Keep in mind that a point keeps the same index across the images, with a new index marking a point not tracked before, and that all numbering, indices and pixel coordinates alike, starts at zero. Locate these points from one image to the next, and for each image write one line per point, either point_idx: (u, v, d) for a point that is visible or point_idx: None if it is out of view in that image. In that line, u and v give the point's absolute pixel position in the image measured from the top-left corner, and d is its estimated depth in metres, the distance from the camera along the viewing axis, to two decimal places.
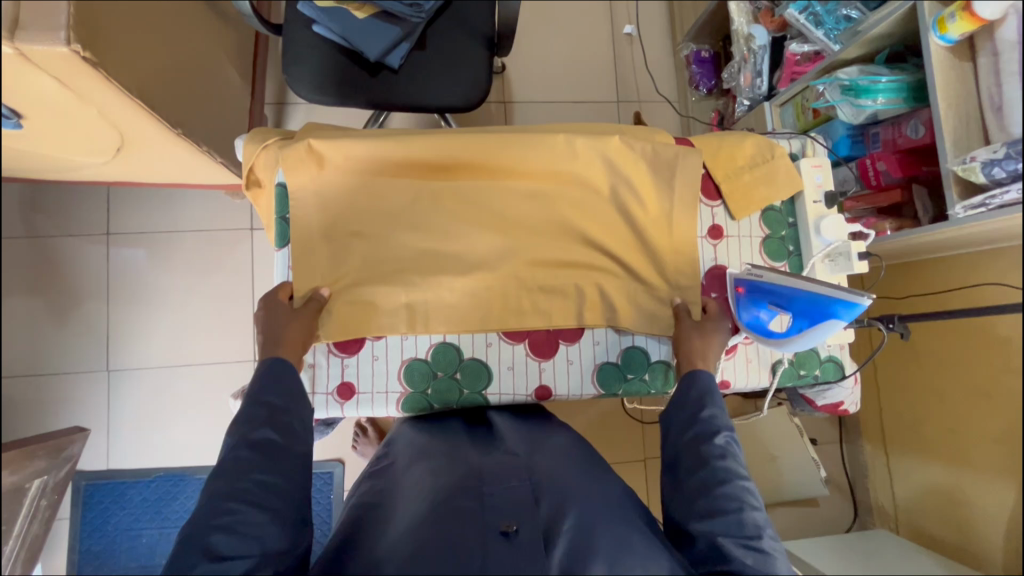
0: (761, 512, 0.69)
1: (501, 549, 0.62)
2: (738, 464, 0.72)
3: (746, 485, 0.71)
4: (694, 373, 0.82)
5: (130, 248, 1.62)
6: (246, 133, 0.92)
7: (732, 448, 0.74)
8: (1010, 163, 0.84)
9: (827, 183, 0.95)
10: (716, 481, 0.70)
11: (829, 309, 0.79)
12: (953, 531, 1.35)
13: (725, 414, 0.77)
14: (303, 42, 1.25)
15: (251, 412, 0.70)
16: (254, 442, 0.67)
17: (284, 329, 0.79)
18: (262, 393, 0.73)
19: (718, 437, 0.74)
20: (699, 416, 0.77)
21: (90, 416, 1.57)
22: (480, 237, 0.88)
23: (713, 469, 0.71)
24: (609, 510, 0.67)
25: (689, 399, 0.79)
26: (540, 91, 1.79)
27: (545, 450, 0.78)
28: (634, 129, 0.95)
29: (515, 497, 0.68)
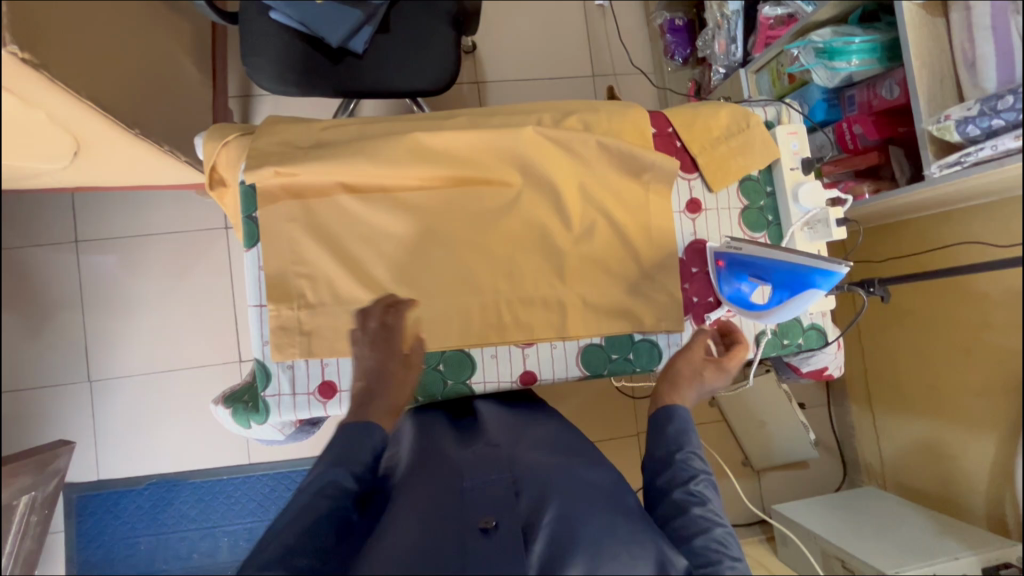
0: (741, 565, 0.64)
1: (481, 545, 0.61)
2: (711, 511, 0.69)
3: (723, 534, 0.67)
4: (673, 407, 0.79)
5: (101, 255, 1.58)
6: (204, 131, 0.88)
7: (708, 492, 0.71)
8: (984, 121, 0.83)
9: (804, 150, 0.94)
10: (693, 530, 0.67)
11: (805, 279, 0.78)
12: (936, 484, 1.38)
13: (701, 453, 0.75)
14: (261, 30, 1.20)
15: (333, 480, 0.66)
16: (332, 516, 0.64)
17: (385, 396, 0.76)
18: (357, 461, 0.69)
19: (691, 480, 0.71)
20: (673, 458, 0.74)
21: (75, 427, 1.55)
22: (455, 225, 0.86)
23: (687, 517, 0.68)
24: (589, 496, 0.66)
25: (665, 436, 0.77)
26: (513, 69, 1.75)
27: (525, 439, 0.77)
28: (607, 105, 0.92)
29: (492, 493, 0.67)
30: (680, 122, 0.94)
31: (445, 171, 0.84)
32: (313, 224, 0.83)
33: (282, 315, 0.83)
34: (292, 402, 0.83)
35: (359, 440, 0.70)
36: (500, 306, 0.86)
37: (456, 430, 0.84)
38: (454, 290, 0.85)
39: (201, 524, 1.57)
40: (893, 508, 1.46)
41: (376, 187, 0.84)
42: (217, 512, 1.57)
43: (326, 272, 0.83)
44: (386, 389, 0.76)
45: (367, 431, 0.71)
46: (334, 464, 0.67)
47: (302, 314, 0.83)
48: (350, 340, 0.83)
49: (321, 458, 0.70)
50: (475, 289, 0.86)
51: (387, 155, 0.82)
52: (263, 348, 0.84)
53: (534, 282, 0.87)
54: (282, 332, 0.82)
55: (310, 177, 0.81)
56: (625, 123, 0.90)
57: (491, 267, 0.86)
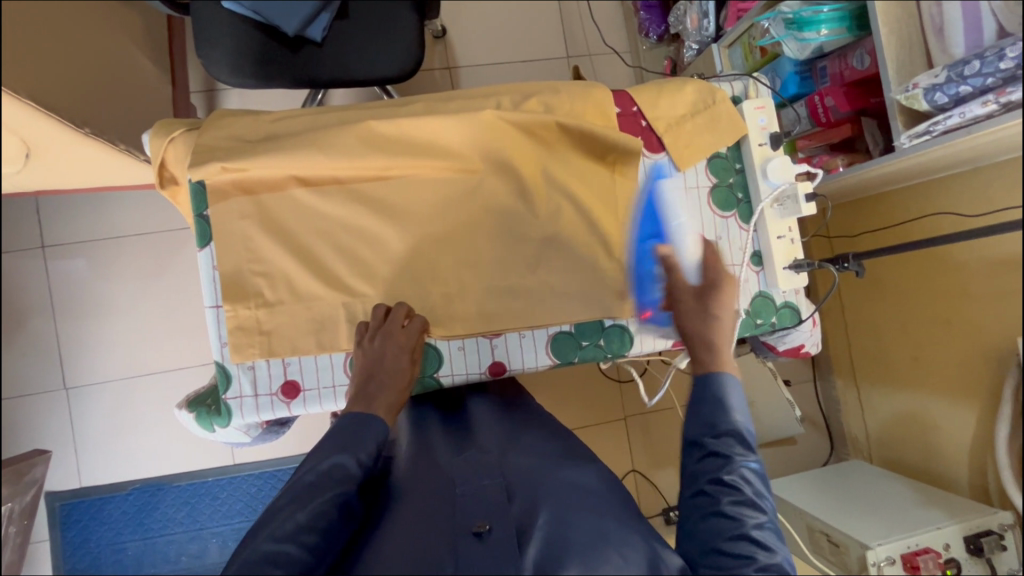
0: (778, 566, 0.58)
1: (472, 549, 0.58)
2: (747, 502, 0.60)
3: (761, 528, 0.59)
4: (707, 378, 0.69)
5: (69, 260, 1.54)
6: (150, 128, 0.84)
7: (745, 480, 0.61)
8: (952, 87, 0.81)
9: (772, 124, 0.92)
10: (723, 527, 0.59)
11: (655, 223, 0.90)
12: (919, 454, 1.38)
13: (740, 431, 0.65)
14: (215, 20, 1.15)
15: (337, 464, 0.64)
16: (327, 505, 0.61)
17: (383, 392, 0.73)
18: (361, 448, 0.66)
19: (726, 468, 0.62)
20: (706, 439, 0.65)
21: (54, 436, 1.52)
22: (414, 215, 0.83)
23: (719, 512, 0.60)
24: (584, 500, 0.64)
25: (699, 413, 0.67)
26: (485, 53, 1.71)
27: (517, 445, 0.74)
28: (569, 85, 0.89)
29: (486, 496, 0.64)
30: (644, 100, 0.91)
31: (402, 161, 0.81)
32: (268, 220, 0.81)
33: (239, 315, 0.80)
34: (254, 403, 0.81)
35: (361, 426, 0.68)
36: (465, 296, 0.84)
37: (448, 432, 0.82)
38: (417, 282, 0.84)
39: (188, 526, 1.55)
40: (878, 478, 1.47)
41: (332, 179, 0.81)
42: (203, 514, 1.56)
43: (283, 268, 0.81)
44: (384, 386, 0.73)
45: (369, 421, 0.69)
46: (337, 449, 0.65)
47: (261, 313, 0.81)
48: (311, 338, 0.82)
49: (320, 444, 0.67)
50: (439, 280, 0.84)
51: (340, 146, 0.79)
52: (222, 349, 0.82)
53: (499, 271, 0.85)
54: (241, 333, 0.80)
55: (260, 171, 0.78)
56: (587, 103, 0.87)
57: (453, 258, 0.84)
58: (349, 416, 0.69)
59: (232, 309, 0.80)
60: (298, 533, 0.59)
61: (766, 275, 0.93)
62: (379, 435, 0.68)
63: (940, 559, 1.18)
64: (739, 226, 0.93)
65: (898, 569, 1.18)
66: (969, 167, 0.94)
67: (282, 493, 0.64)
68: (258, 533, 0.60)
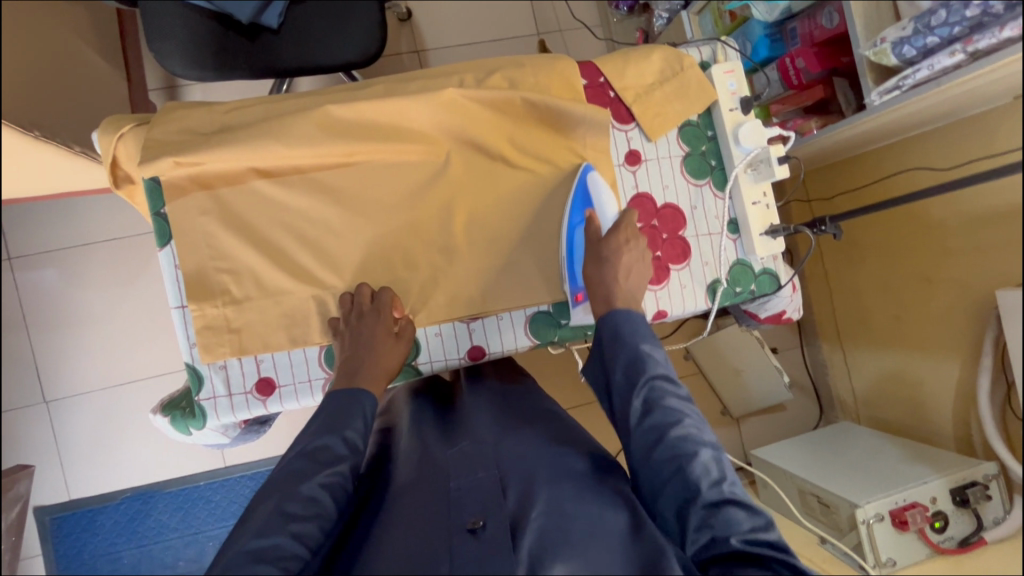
0: (707, 459, 0.60)
1: (467, 548, 0.58)
2: (664, 413, 0.63)
3: (682, 430, 0.62)
4: (605, 320, 0.73)
5: (39, 271, 1.50)
6: (98, 126, 0.81)
7: (657, 393, 0.65)
8: (919, 39, 0.80)
9: (741, 89, 0.90)
10: (646, 442, 0.62)
11: (581, 202, 0.83)
12: (905, 413, 1.40)
13: (640, 352, 0.68)
14: (163, 11, 1.11)
15: (325, 444, 0.62)
16: (321, 486, 0.58)
17: (365, 362, 0.72)
18: (349, 426, 0.64)
19: (635, 389, 0.66)
20: (614, 371, 0.68)
21: (37, 449, 1.50)
22: (381, 202, 0.81)
23: (638, 429, 0.64)
24: (580, 488, 0.63)
25: (606, 350, 0.71)
26: (453, 34, 1.67)
27: (512, 433, 0.72)
28: (533, 59, 0.86)
29: (480, 489, 0.64)
30: (611, 70, 0.89)
31: (364, 145, 0.79)
32: (229, 216, 0.78)
33: (207, 315, 0.78)
34: (229, 403, 0.80)
35: (350, 406, 0.66)
36: (438, 282, 0.83)
37: (442, 424, 0.80)
38: (388, 270, 0.82)
39: (184, 531, 1.54)
40: (866, 439, 1.49)
41: (292, 169, 0.79)
42: (198, 518, 1.54)
43: (248, 264, 0.79)
44: (368, 356, 0.73)
45: (359, 396, 0.67)
46: (324, 430, 0.63)
47: (230, 311, 0.79)
48: (283, 333, 0.80)
49: (309, 427, 0.65)
50: (411, 267, 0.82)
51: (296, 133, 0.76)
52: (191, 350, 0.80)
53: (472, 254, 0.84)
54: (209, 332, 0.78)
55: (216, 164, 0.76)
56: (552, 76, 0.85)
57: (424, 243, 0.82)
58: (339, 396, 0.67)
59: (200, 309, 0.78)
60: (289, 524, 0.55)
61: (744, 241, 0.91)
62: (369, 410, 0.67)
63: (928, 512, 1.19)
64: (714, 194, 0.92)
65: (886, 524, 1.21)
66: (946, 121, 0.94)
67: (268, 482, 0.60)
68: (241, 531, 0.56)
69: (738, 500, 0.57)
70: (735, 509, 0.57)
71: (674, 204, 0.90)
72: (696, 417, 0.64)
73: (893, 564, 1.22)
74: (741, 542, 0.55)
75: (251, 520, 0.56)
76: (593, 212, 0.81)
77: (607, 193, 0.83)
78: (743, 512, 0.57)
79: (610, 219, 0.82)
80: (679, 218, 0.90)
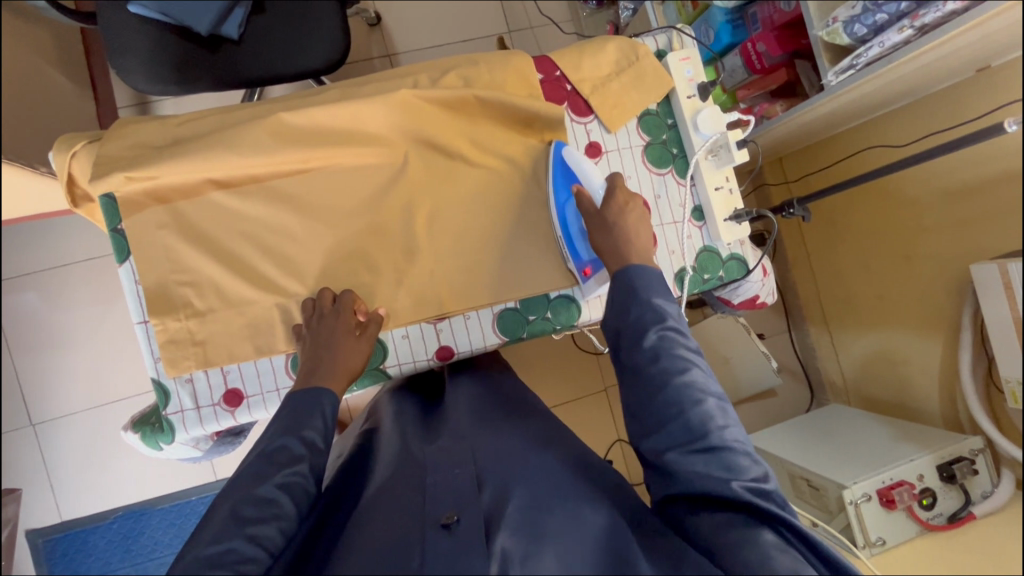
0: (712, 407, 0.59)
1: (441, 542, 0.56)
2: (674, 362, 0.61)
3: (691, 379, 0.60)
4: (622, 271, 0.69)
5: (19, 294, 1.50)
6: (52, 145, 0.80)
7: (667, 341, 0.62)
8: (869, 17, 0.80)
9: (698, 75, 0.90)
10: (652, 389, 0.60)
11: (565, 181, 0.82)
12: (893, 390, 1.41)
13: (655, 303, 0.65)
14: (123, 27, 1.10)
15: (282, 446, 0.62)
16: (279, 485, 0.58)
17: (327, 362, 0.72)
18: (307, 426, 0.64)
19: (646, 336, 0.63)
20: (625, 318, 0.65)
21: (27, 473, 1.49)
22: (340, 207, 0.81)
23: (646, 378, 0.61)
24: (556, 489, 0.62)
25: (616, 301, 0.67)
26: (423, 35, 1.66)
27: (491, 431, 0.72)
28: (487, 56, 0.86)
29: (455, 484, 0.63)
30: (567, 63, 0.89)
31: (320, 151, 0.79)
32: (187, 229, 0.78)
33: (169, 328, 0.78)
34: (197, 416, 0.80)
35: (309, 407, 0.66)
36: (401, 283, 0.82)
37: (425, 420, 0.80)
38: (351, 273, 0.82)
39: (178, 547, 1.54)
40: (856, 418, 1.49)
41: (249, 178, 0.79)
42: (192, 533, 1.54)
43: (210, 276, 0.79)
44: (330, 357, 0.73)
45: (317, 398, 0.67)
46: (282, 433, 0.63)
47: (193, 324, 0.79)
48: (248, 343, 0.80)
49: (267, 429, 0.65)
50: (372, 269, 0.82)
51: (249, 143, 0.76)
52: (157, 365, 0.80)
53: (435, 254, 0.83)
54: (174, 346, 0.78)
55: (171, 178, 0.76)
56: (507, 71, 0.85)
57: (386, 246, 0.82)
58: (297, 397, 0.67)
59: (161, 323, 0.78)
60: (244, 527, 0.55)
61: (709, 229, 0.91)
62: (329, 410, 0.67)
63: (915, 490, 1.19)
64: (677, 182, 0.91)
65: (874, 504, 1.19)
66: (912, 98, 0.94)
67: (226, 485, 0.60)
68: (197, 537, 0.55)
69: (741, 448, 0.58)
70: (735, 456, 0.58)
71: (637, 194, 0.90)
72: (701, 365, 0.63)
73: (883, 543, 1.21)
74: (741, 488, 0.56)
75: (206, 526, 0.56)
76: (581, 188, 0.80)
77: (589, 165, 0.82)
78: (741, 457, 0.58)
79: (601, 189, 0.80)
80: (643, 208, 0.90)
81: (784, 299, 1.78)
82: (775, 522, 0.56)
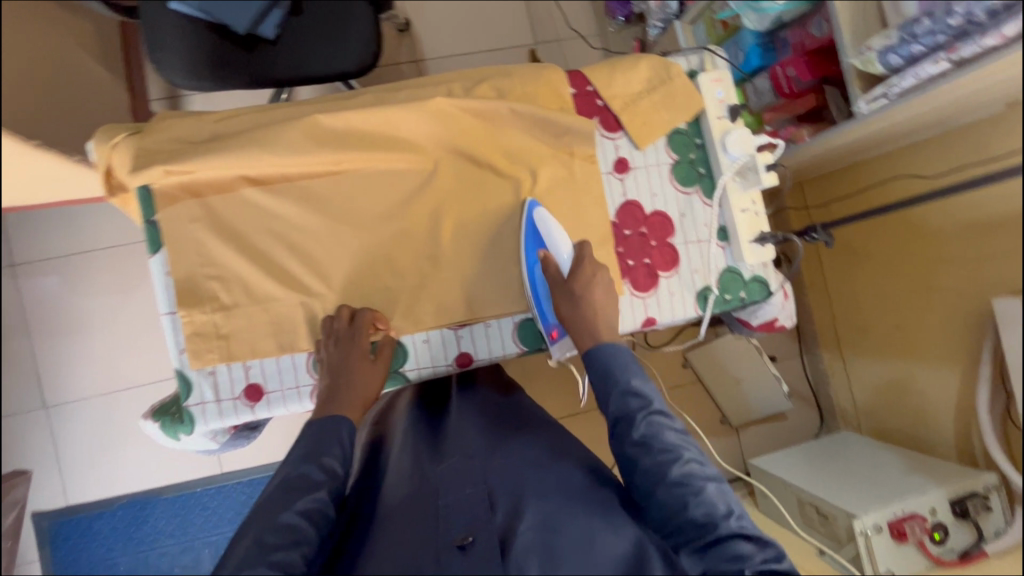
0: (713, 493, 0.60)
1: (455, 564, 0.56)
2: (667, 452, 0.62)
3: (686, 467, 0.60)
4: (598, 351, 0.71)
5: (42, 277, 1.52)
6: (92, 135, 0.82)
7: (655, 430, 0.63)
8: (904, 48, 0.81)
9: (729, 97, 0.91)
10: (651, 484, 0.61)
11: (534, 243, 0.82)
12: (907, 421, 1.38)
13: (634, 388, 0.66)
14: (162, 23, 1.13)
15: (302, 474, 0.63)
16: (303, 510, 0.60)
17: (348, 388, 0.74)
18: (326, 454, 0.66)
19: (631, 429, 0.64)
20: (608, 410, 0.66)
21: (36, 455, 1.51)
22: (369, 210, 0.82)
23: (641, 470, 0.62)
24: (569, 504, 0.62)
25: (601, 389, 0.68)
26: (451, 43, 1.68)
27: (503, 451, 0.71)
28: (521, 68, 0.87)
29: (467, 505, 0.62)
30: (599, 79, 0.90)
31: (353, 155, 0.80)
32: (219, 224, 0.80)
33: (195, 321, 0.79)
34: (216, 409, 0.80)
35: (328, 433, 0.68)
36: (424, 289, 0.83)
37: (436, 436, 0.79)
38: (376, 275, 0.82)
39: (179, 538, 1.54)
40: (869, 446, 1.47)
41: (282, 177, 0.80)
42: (193, 525, 1.54)
43: (237, 271, 0.80)
44: (351, 382, 0.74)
45: (337, 424, 0.69)
46: (301, 461, 0.65)
47: (218, 317, 0.80)
48: (271, 340, 0.80)
49: (287, 458, 0.66)
50: (396, 273, 0.83)
51: (286, 143, 0.78)
52: (180, 356, 0.80)
53: (460, 260, 0.84)
54: (198, 338, 0.79)
55: (206, 173, 0.77)
56: (540, 85, 0.86)
57: (411, 250, 0.83)
58: (320, 423, 0.69)
59: (188, 316, 0.79)
60: (267, 554, 0.55)
61: (733, 250, 0.91)
62: (346, 437, 0.69)
63: (926, 524, 1.16)
64: (703, 202, 0.92)
65: (886, 537, 1.18)
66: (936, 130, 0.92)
67: (249, 514, 0.61)
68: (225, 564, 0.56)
69: (747, 532, 0.57)
70: (743, 541, 0.57)
71: (662, 211, 0.91)
72: (694, 449, 0.63)
73: None
74: None
75: (231, 554, 0.57)
76: (548, 253, 0.80)
77: (555, 227, 0.82)
78: (751, 542, 0.58)
79: (567, 257, 0.81)
80: (667, 225, 0.90)
81: (798, 322, 1.77)
82: None
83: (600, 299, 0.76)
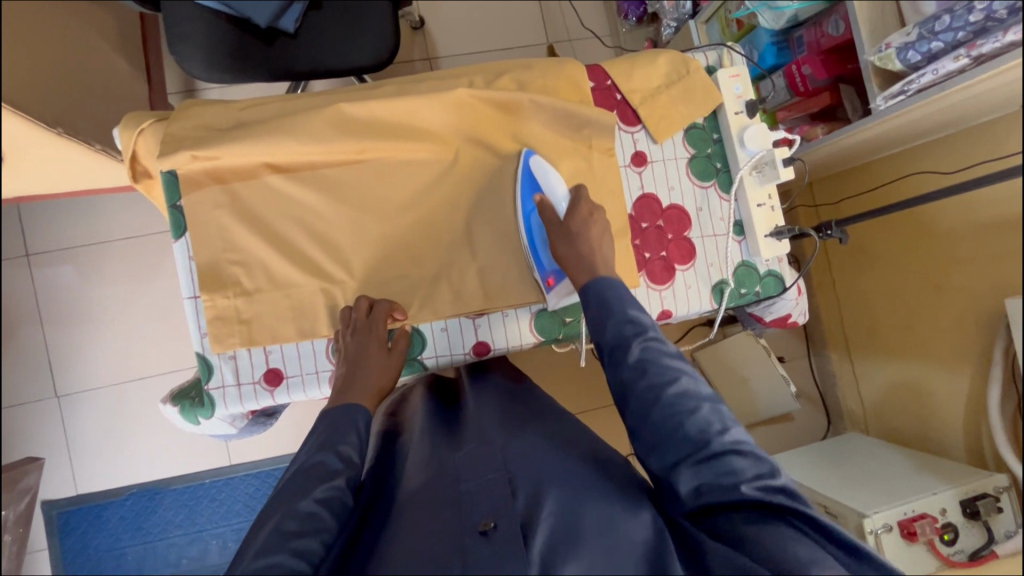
0: (709, 413, 0.59)
1: (481, 549, 0.56)
2: (663, 373, 0.61)
3: (681, 387, 0.60)
4: (593, 284, 0.70)
5: (56, 267, 1.53)
6: (119, 121, 0.83)
7: (651, 353, 0.63)
8: (923, 45, 0.82)
9: (747, 92, 0.92)
10: (646, 406, 0.60)
11: (530, 190, 0.83)
12: (915, 422, 1.39)
13: (631, 316, 0.66)
14: (184, 15, 1.14)
15: (320, 462, 0.63)
16: (321, 498, 0.60)
17: (361, 379, 0.74)
18: (342, 442, 0.66)
19: (628, 352, 0.63)
20: (603, 337, 0.66)
21: (47, 444, 1.51)
22: (390, 199, 0.83)
23: (637, 394, 0.61)
24: (589, 490, 0.62)
25: (596, 317, 0.67)
26: (465, 42, 1.70)
27: (520, 436, 0.69)
28: (541, 61, 0.88)
29: (488, 491, 0.62)
30: (618, 73, 0.91)
31: (376, 143, 0.81)
32: (242, 210, 0.81)
33: (218, 305, 0.80)
34: (237, 393, 0.81)
35: (344, 422, 0.68)
36: (443, 277, 0.84)
37: (452, 421, 0.79)
38: (397, 263, 0.83)
39: (187, 529, 1.54)
40: (876, 446, 1.47)
41: (305, 165, 0.81)
42: (201, 516, 1.55)
43: (260, 256, 0.81)
44: (364, 372, 0.74)
45: (351, 412, 0.69)
46: (318, 449, 0.64)
47: (241, 302, 0.80)
48: (292, 325, 0.81)
49: (304, 446, 0.67)
50: (416, 261, 0.84)
51: (311, 130, 0.79)
52: (202, 340, 0.81)
53: (479, 250, 0.85)
54: (220, 323, 0.80)
55: (232, 159, 0.78)
56: (560, 78, 0.87)
57: (431, 240, 0.84)
58: (334, 413, 0.69)
59: (210, 300, 0.80)
60: (288, 541, 0.56)
61: (749, 244, 0.92)
62: (362, 424, 0.69)
63: (937, 523, 1.16)
64: (719, 196, 0.92)
65: (895, 535, 1.17)
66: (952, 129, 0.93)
67: (269, 501, 0.61)
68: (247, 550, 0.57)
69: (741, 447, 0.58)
70: (738, 458, 0.57)
71: (679, 205, 0.91)
72: (689, 370, 0.63)
73: None
74: (752, 491, 0.56)
75: (252, 541, 0.57)
76: (544, 198, 0.80)
77: (553, 174, 0.82)
78: (745, 458, 0.58)
79: (564, 200, 0.81)
80: (684, 219, 0.91)
81: (806, 324, 1.78)
82: (795, 525, 0.56)
83: (596, 236, 0.76)
